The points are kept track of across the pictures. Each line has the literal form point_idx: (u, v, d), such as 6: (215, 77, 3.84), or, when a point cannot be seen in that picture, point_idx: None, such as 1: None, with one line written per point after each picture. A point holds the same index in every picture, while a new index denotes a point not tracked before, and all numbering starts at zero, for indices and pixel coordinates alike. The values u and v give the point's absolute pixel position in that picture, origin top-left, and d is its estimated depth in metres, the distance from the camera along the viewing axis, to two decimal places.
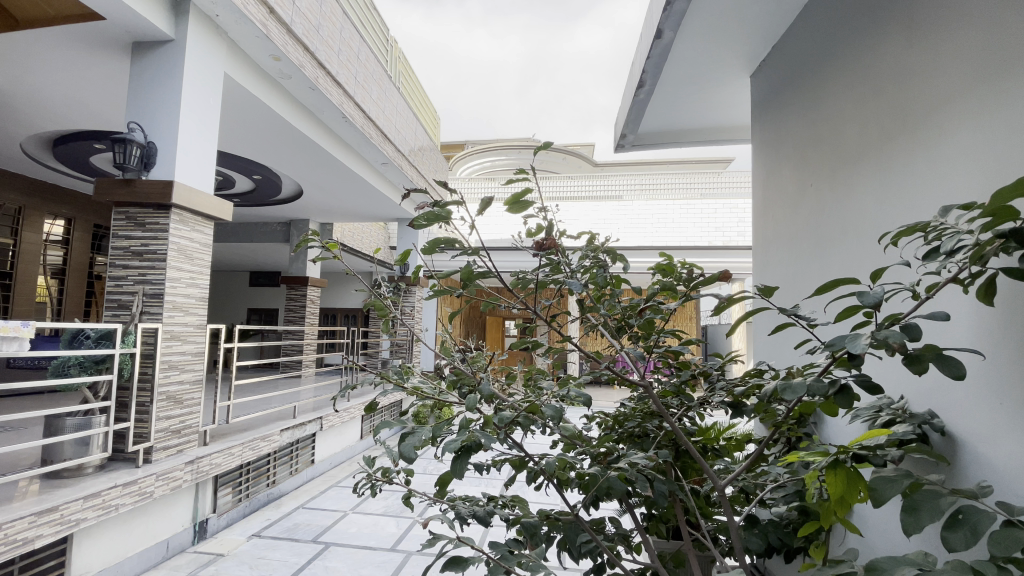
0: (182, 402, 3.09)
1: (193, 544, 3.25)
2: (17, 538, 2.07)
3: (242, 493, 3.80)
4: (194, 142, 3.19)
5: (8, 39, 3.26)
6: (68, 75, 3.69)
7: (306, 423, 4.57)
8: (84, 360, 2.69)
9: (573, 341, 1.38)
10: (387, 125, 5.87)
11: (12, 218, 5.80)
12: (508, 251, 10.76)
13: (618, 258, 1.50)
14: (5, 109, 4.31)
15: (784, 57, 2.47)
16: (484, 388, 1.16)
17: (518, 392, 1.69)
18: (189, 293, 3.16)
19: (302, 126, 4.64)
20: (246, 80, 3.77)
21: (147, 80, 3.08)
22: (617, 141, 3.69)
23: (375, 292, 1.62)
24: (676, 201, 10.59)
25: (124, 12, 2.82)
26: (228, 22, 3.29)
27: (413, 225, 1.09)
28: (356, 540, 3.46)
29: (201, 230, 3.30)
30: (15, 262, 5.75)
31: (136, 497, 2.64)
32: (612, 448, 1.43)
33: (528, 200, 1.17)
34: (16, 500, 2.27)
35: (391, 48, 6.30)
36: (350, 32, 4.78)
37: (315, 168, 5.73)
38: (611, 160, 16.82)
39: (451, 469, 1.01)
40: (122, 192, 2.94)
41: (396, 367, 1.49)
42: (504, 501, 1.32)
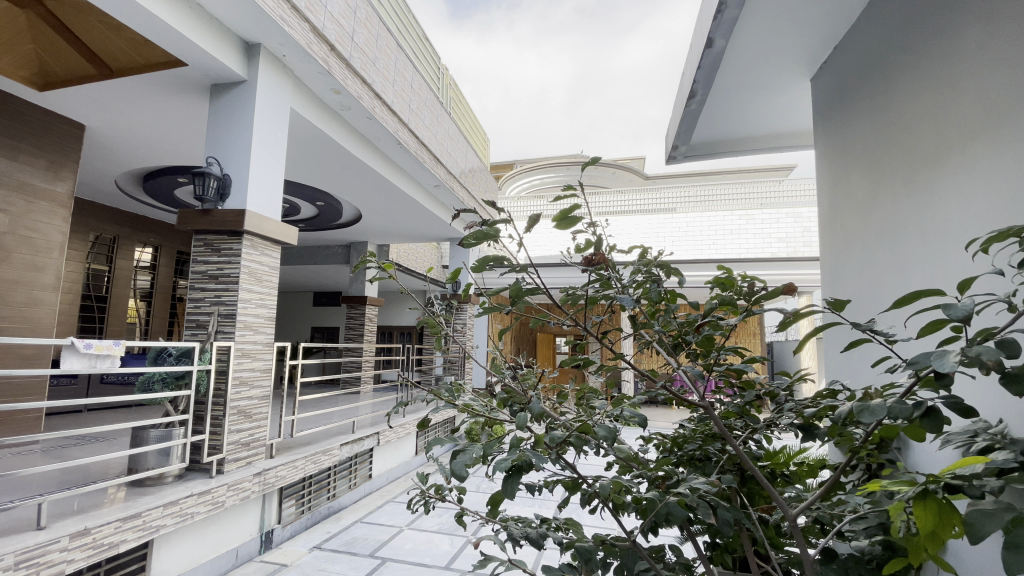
0: (251, 416, 3.28)
1: (260, 552, 3.41)
2: (103, 542, 2.23)
3: (305, 505, 3.95)
4: (265, 172, 3.42)
5: (111, 91, 3.68)
6: (156, 117, 4.10)
7: (365, 438, 4.69)
8: (167, 375, 2.90)
9: (626, 359, 1.33)
10: (439, 149, 6.07)
11: (108, 247, 6.47)
12: (557, 268, 10.79)
13: (673, 272, 1.41)
14: (103, 150, 4.84)
15: (846, 59, 2.36)
16: (534, 406, 1.12)
17: (570, 411, 1.64)
18: (259, 313, 3.37)
19: (361, 154, 4.88)
20: (310, 114, 4.03)
21: (224, 118, 3.36)
22: (669, 153, 3.60)
23: (427, 310, 1.64)
24: (735, 212, 10.16)
25: (204, 57, 3.10)
26: (294, 61, 3.55)
27: (462, 244, 1.09)
28: (412, 557, 3.49)
29: (270, 253, 3.52)
30: (110, 286, 6.41)
31: (209, 506, 2.81)
32: (670, 472, 1.35)
33: (578, 214, 1.14)
34: (105, 506, 2.46)
35: (443, 75, 6.54)
36: (403, 63, 5.01)
37: (372, 192, 5.99)
38: (663, 172, 16.51)
39: (502, 488, 0.98)
40: (202, 221, 3.20)
41: (448, 384, 1.48)
42: (558, 523, 1.28)
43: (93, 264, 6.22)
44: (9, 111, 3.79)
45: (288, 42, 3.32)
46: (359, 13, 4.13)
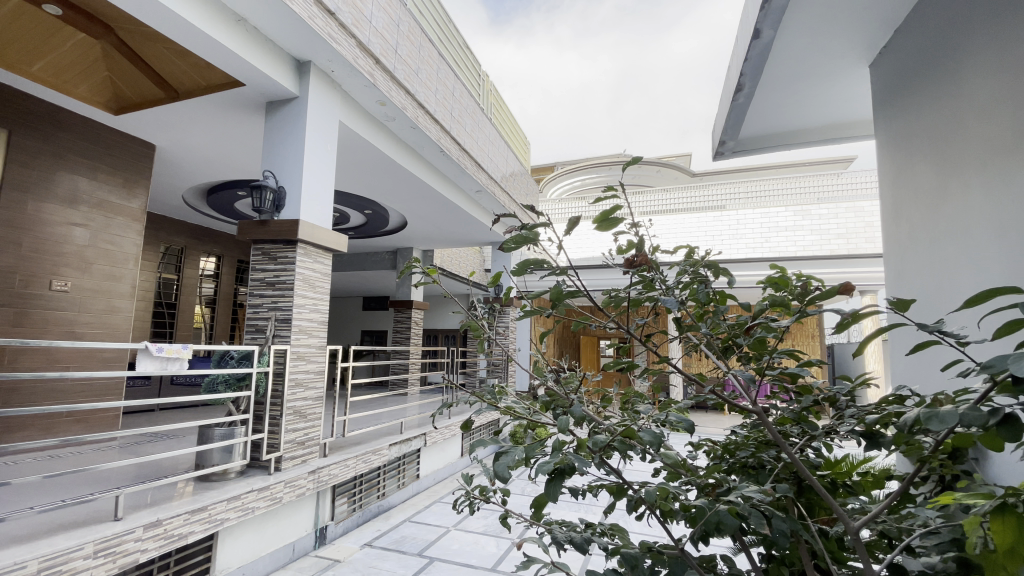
0: (306, 416, 3.43)
1: (315, 547, 3.56)
2: (174, 533, 2.40)
3: (356, 503, 4.09)
4: (316, 182, 3.57)
5: (177, 112, 3.96)
6: (217, 135, 4.39)
7: (413, 439, 4.80)
8: (229, 377, 3.08)
9: (672, 362, 1.29)
10: (481, 155, 6.15)
11: (176, 257, 6.96)
12: (600, 270, 10.68)
13: (721, 272, 1.34)
14: (172, 167, 5.21)
15: (906, 46, 2.23)
16: (577, 409, 1.09)
17: (615, 415, 1.61)
18: (312, 317, 3.53)
19: (406, 163, 5.02)
20: (357, 126, 4.18)
21: (278, 133, 3.54)
22: (716, 149, 3.48)
23: (469, 313, 1.67)
24: (789, 207, 9.71)
25: (260, 77, 3.29)
26: (342, 75, 3.70)
27: (502, 249, 1.10)
28: (459, 557, 3.54)
29: (322, 260, 3.68)
30: (179, 294, 6.89)
31: (268, 501, 2.96)
32: (721, 479, 1.29)
33: (620, 215, 1.11)
34: (175, 499, 2.64)
35: (484, 81, 6.62)
36: (445, 71, 5.12)
37: (417, 199, 6.14)
38: (710, 169, 16.01)
39: (545, 491, 0.97)
40: (259, 232, 3.38)
41: (490, 387, 1.49)
42: (603, 527, 1.26)
43: (164, 274, 6.71)
44: (89, 134, 4.14)
45: (336, 58, 3.46)
46: (402, 26, 4.26)
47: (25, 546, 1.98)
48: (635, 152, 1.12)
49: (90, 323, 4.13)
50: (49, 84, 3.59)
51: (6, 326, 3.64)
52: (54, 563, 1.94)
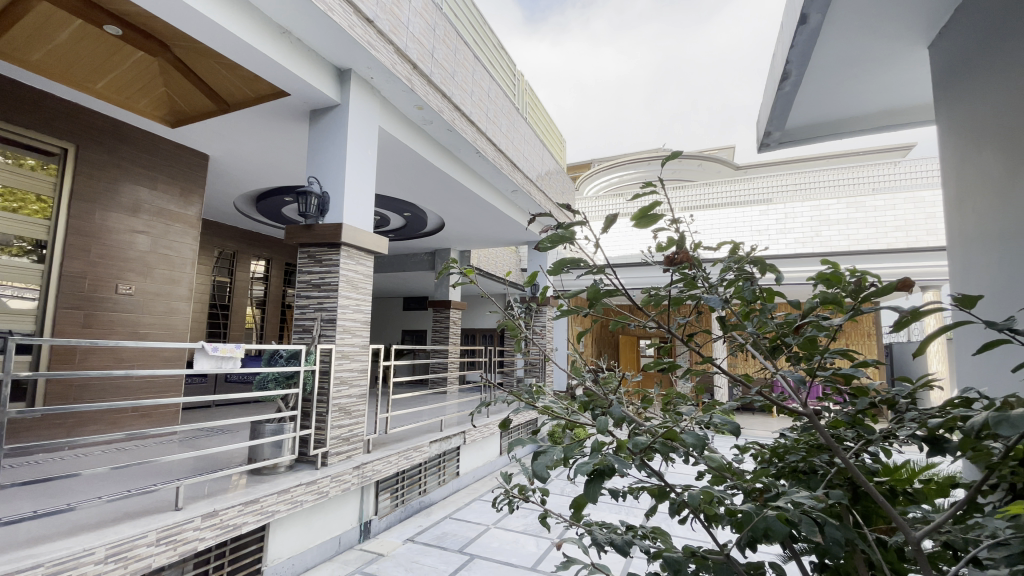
0: (351, 413, 3.54)
1: (360, 541, 3.67)
2: (229, 523, 2.54)
3: (398, 498, 4.18)
4: (357, 186, 3.68)
5: (229, 123, 4.17)
6: (265, 143, 4.59)
7: (453, 436, 4.87)
8: (279, 375, 3.21)
9: (716, 363, 1.25)
10: (517, 154, 6.17)
11: (229, 261, 7.33)
12: (640, 267, 10.51)
13: (768, 269, 1.27)
14: (225, 175, 5.49)
15: (968, 28, 2.09)
16: (616, 409, 1.07)
17: (655, 417, 1.58)
18: (356, 317, 3.63)
19: (443, 165, 5.09)
20: (396, 130, 4.27)
21: (322, 140, 3.67)
22: (761, 140, 3.35)
23: (506, 313, 1.67)
24: (842, 199, 9.23)
25: (304, 86, 3.42)
26: (380, 82, 3.79)
27: (538, 248, 1.09)
28: (499, 555, 3.56)
29: (364, 262, 3.79)
30: (232, 296, 7.26)
31: (316, 495, 3.08)
32: (769, 484, 1.23)
33: (659, 212, 1.08)
34: (230, 490, 2.79)
35: (519, 81, 6.62)
36: (481, 73, 5.16)
37: (455, 201, 6.21)
38: (754, 161, 15.43)
39: (585, 492, 0.96)
40: (305, 235, 3.52)
41: (528, 386, 1.49)
42: (645, 531, 1.22)
43: (218, 277, 7.09)
44: (149, 147, 4.41)
45: (376, 65, 3.56)
46: (438, 31, 4.32)
47: (96, 532, 2.14)
48: (674, 147, 1.08)
49: (152, 324, 4.42)
50: (109, 100, 3.83)
51: (79, 327, 3.93)
52: (120, 549, 2.08)
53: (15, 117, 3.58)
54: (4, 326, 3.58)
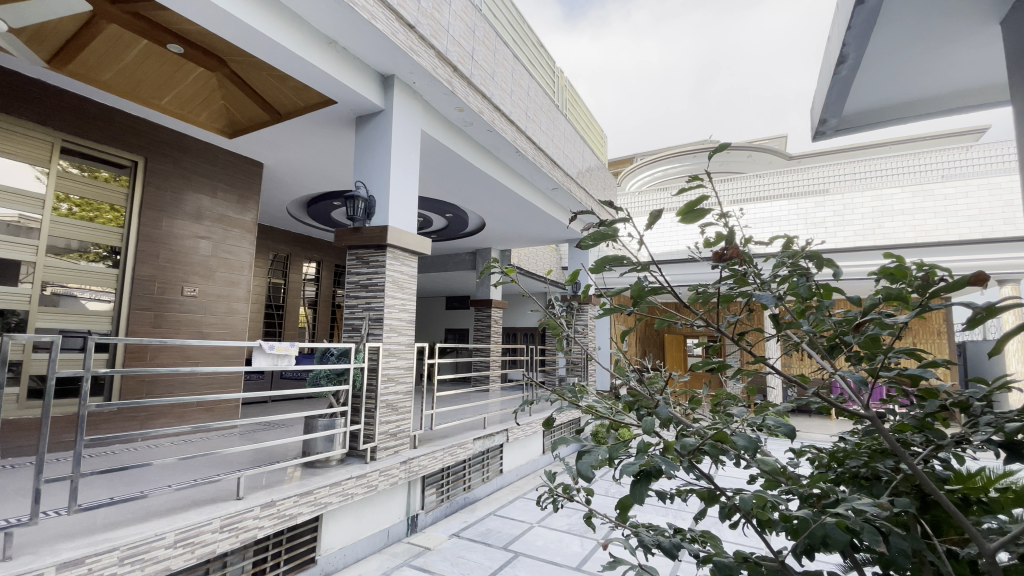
0: (398, 409, 3.64)
1: (407, 534, 3.77)
2: (286, 513, 2.68)
3: (444, 494, 4.26)
4: (401, 189, 3.76)
5: (281, 132, 4.37)
6: (314, 150, 4.78)
7: (496, 434, 4.91)
8: (330, 372, 3.34)
9: (768, 362, 1.19)
10: (557, 152, 6.14)
11: (283, 263, 7.69)
12: (686, 264, 10.22)
13: (825, 264, 1.20)
14: (277, 181, 5.76)
15: None
16: (662, 410, 1.05)
17: (704, 418, 1.53)
18: (401, 316, 3.73)
19: (484, 165, 5.14)
20: (438, 132, 4.35)
21: (368, 145, 3.78)
22: (815, 128, 3.18)
23: (548, 312, 1.66)
24: (907, 188, 8.64)
25: (350, 94, 3.54)
26: (422, 85, 3.87)
27: (580, 246, 1.07)
28: (543, 554, 3.57)
29: (408, 263, 3.88)
30: (286, 297, 7.61)
31: (365, 488, 3.19)
32: (828, 489, 1.17)
33: (707, 208, 1.04)
34: (286, 482, 2.93)
35: (559, 78, 6.58)
36: (520, 72, 5.16)
37: (495, 201, 6.25)
38: (808, 150, 14.67)
39: (631, 494, 0.94)
40: (353, 238, 3.64)
41: (571, 385, 1.48)
42: (694, 534, 1.19)
43: (273, 279, 7.45)
44: (209, 157, 4.69)
45: (417, 69, 3.63)
46: (478, 32, 4.37)
47: (167, 518, 2.30)
48: (721, 138, 1.03)
49: (214, 324, 4.70)
50: (174, 114, 4.09)
51: (149, 327, 4.23)
52: (188, 535, 2.23)
53: (93, 134, 3.90)
54: (85, 326, 3.90)
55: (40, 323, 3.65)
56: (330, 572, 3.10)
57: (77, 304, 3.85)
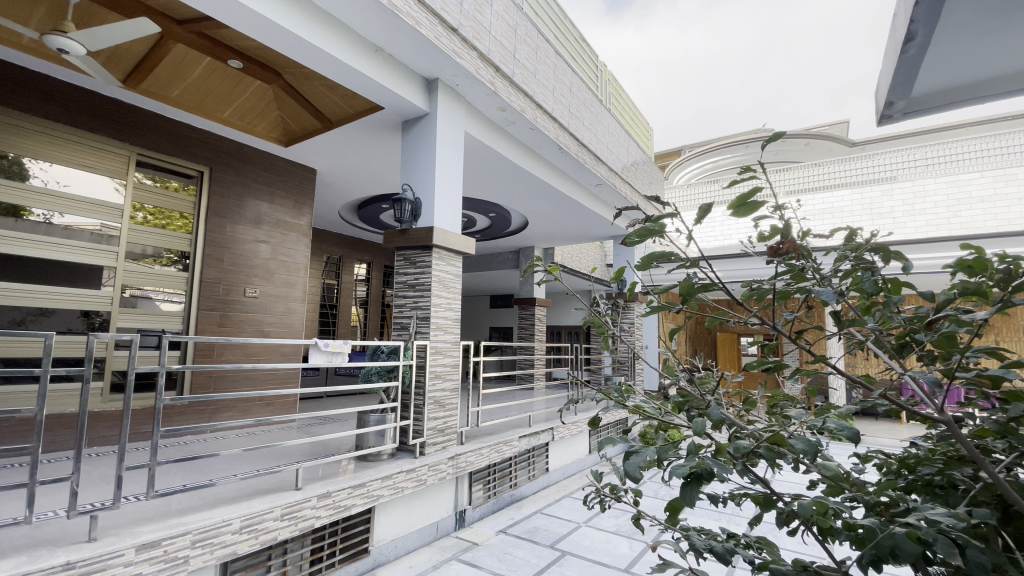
0: (445, 406, 3.71)
1: (455, 529, 3.84)
2: (341, 504, 2.79)
3: (491, 491, 4.31)
4: (445, 190, 3.83)
5: (332, 139, 4.55)
6: (363, 155, 4.93)
7: (541, 433, 4.90)
8: (380, 369, 3.45)
9: (829, 362, 1.12)
10: (601, 147, 6.04)
11: (336, 265, 8.00)
12: (738, 259, 9.82)
13: (892, 257, 1.10)
14: (329, 186, 5.99)
15: None
16: (714, 411, 1.01)
17: (759, 420, 1.46)
18: (447, 315, 3.80)
19: (527, 164, 5.13)
20: (481, 133, 4.38)
21: (413, 147, 3.87)
22: (881, 111, 2.98)
23: (593, 310, 1.64)
24: (988, 172, 7.93)
25: (396, 99, 3.64)
26: (465, 87, 3.92)
27: (625, 243, 1.04)
28: (591, 554, 3.54)
29: (454, 262, 3.95)
30: (339, 297, 7.92)
31: (415, 482, 3.27)
32: (898, 498, 1.09)
33: (761, 200, 0.95)
34: (341, 474, 3.05)
35: (603, 72, 6.48)
36: (562, 68, 5.12)
37: (539, 199, 6.24)
38: (874, 135, 13.73)
39: (681, 496, 0.90)
40: (400, 239, 3.74)
41: (618, 384, 1.44)
42: (749, 540, 1.14)
43: (326, 279, 7.77)
44: (267, 165, 4.95)
45: (460, 71, 3.68)
46: (520, 31, 4.37)
47: (232, 505, 2.45)
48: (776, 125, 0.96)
49: (273, 323, 4.96)
50: (235, 126, 4.34)
51: (216, 326, 4.51)
52: (253, 521, 2.37)
53: (163, 147, 4.20)
54: (160, 325, 4.21)
55: (121, 322, 3.97)
56: (382, 562, 3.20)
57: (152, 305, 4.17)
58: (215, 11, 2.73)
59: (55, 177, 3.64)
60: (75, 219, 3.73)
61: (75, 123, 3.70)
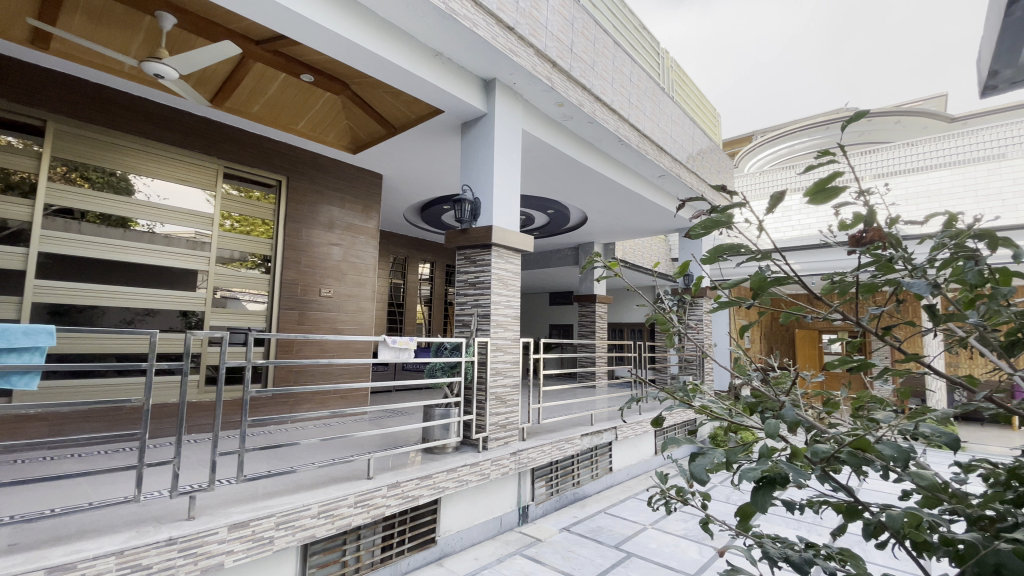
0: (506, 402, 3.75)
1: (519, 524, 3.88)
2: (409, 494, 2.90)
3: (553, 488, 4.31)
4: (504, 187, 3.85)
5: (396, 145, 4.72)
6: (424, 157, 5.08)
7: (604, 432, 4.83)
8: (444, 365, 3.55)
9: (924, 361, 1.00)
10: (663, 138, 5.83)
11: (401, 265, 8.31)
12: (817, 251, 9.14)
13: (1002, 243, 0.97)
14: (393, 190, 6.23)
15: None
16: (789, 412, 0.94)
17: (843, 424, 1.34)
18: (507, 312, 3.84)
19: (586, 158, 5.06)
20: (539, 129, 4.37)
21: (472, 148, 3.93)
22: (983, 82, 2.66)
23: (657, 307, 1.58)
24: None
25: (455, 101, 3.72)
26: (522, 85, 3.93)
27: (689, 236, 0.98)
28: (658, 557, 3.45)
29: (513, 260, 3.98)
30: (404, 295, 8.22)
31: (479, 476, 3.34)
32: (1012, 514, 0.95)
33: (841, 186, 0.87)
34: (408, 466, 3.17)
35: (664, 60, 6.25)
36: (621, 58, 5.00)
37: (599, 193, 6.12)
38: (978, 108, 12.26)
39: (753, 501, 0.86)
40: (461, 238, 3.83)
41: (684, 384, 1.38)
42: (831, 552, 1.05)
43: (393, 279, 8.10)
44: (337, 172, 5.23)
45: (518, 69, 3.69)
46: (577, 24, 4.31)
47: (311, 491, 2.62)
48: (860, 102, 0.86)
49: (345, 321, 5.24)
50: (308, 136, 4.61)
51: (295, 324, 4.84)
52: (329, 507, 2.52)
53: (247, 159, 4.55)
54: (247, 324, 4.58)
55: (214, 321, 4.36)
56: (449, 552, 3.30)
57: (240, 305, 4.54)
58: (288, 29, 2.92)
59: (157, 191, 4.06)
60: (173, 228, 4.15)
61: (173, 142, 4.09)
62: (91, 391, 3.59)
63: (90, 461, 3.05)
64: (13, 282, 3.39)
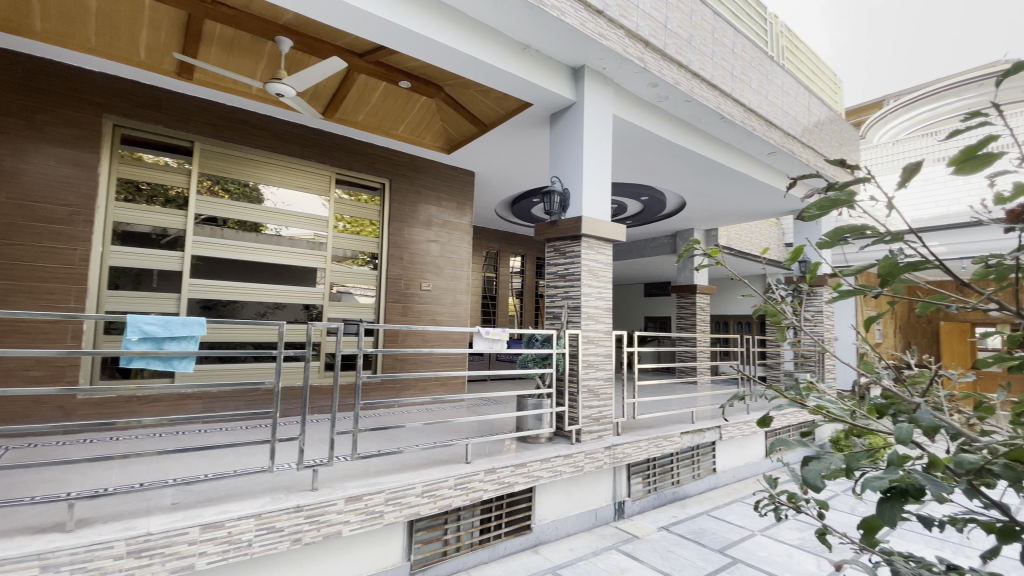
0: (599, 395, 3.71)
1: (615, 519, 3.82)
2: (505, 480, 2.99)
3: (651, 485, 4.18)
4: (594, 177, 3.78)
5: (487, 141, 4.83)
6: (515, 152, 5.14)
7: (706, 430, 4.57)
8: (536, 356, 3.60)
9: None
10: (773, 111, 5.32)
11: (493, 259, 8.53)
12: (969, 230, 7.79)
13: None
14: (485, 185, 6.40)
15: None
16: (925, 415, 0.82)
17: (1000, 433, 1.13)
18: (599, 304, 3.78)
19: (683, 140, 4.78)
20: (630, 113, 4.21)
21: (562, 138, 3.91)
22: None
23: (767, 297, 1.44)
24: None
25: (543, 93, 3.71)
26: (612, 69, 3.81)
27: (803, 217, 0.87)
28: (767, 566, 3.20)
29: (605, 250, 3.90)
30: (497, 288, 8.44)
31: (573, 467, 3.34)
32: None
33: (997, 152, 0.72)
34: (503, 453, 3.27)
35: (772, 24, 5.68)
36: (722, 29, 4.63)
37: (698, 176, 5.76)
38: None
39: (878, 513, 0.76)
40: (551, 231, 3.83)
41: (796, 382, 1.25)
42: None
43: (486, 273, 8.34)
44: (433, 172, 5.49)
45: (607, 53, 3.59)
46: None
47: (414, 472, 2.81)
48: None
49: (444, 313, 5.51)
50: (406, 139, 4.89)
51: (400, 316, 5.18)
52: (432, 487, 2.69)
53: (354, 165, 4.94)
54: (357, 315, 5.01)
55: (331, 313, 4.82)
56: (545, 540, 3.35)
57: (352, 299, 4.97)
58: (386, 39, 3.11)
59: (281, 199, 4.57)
60: (296, 231, 4.65)
61: (293, 153, 4.58)
62: (235, 373, 4.17)
63: (233, 435, 3.55)
64: (174, 281, 4.02)
